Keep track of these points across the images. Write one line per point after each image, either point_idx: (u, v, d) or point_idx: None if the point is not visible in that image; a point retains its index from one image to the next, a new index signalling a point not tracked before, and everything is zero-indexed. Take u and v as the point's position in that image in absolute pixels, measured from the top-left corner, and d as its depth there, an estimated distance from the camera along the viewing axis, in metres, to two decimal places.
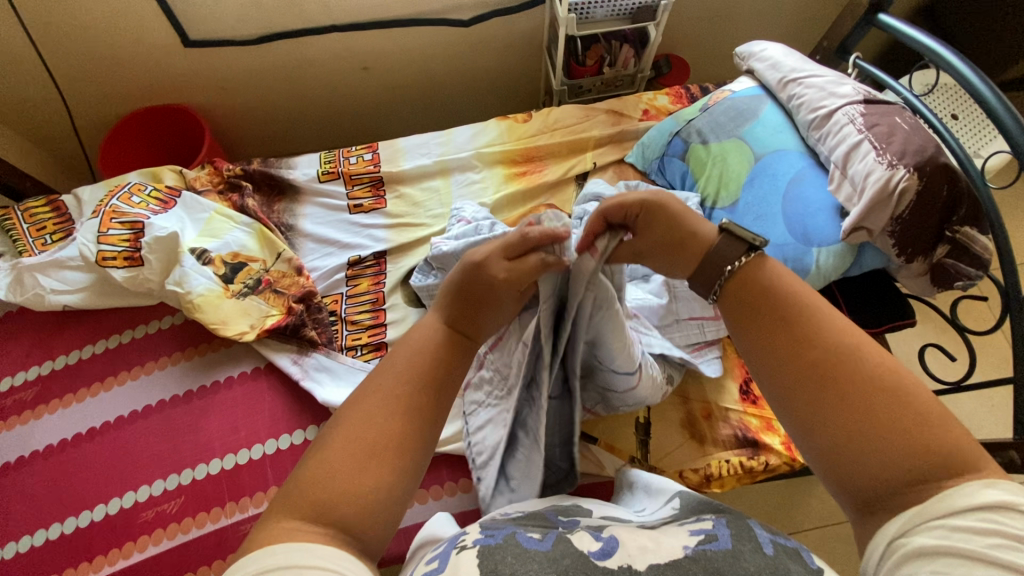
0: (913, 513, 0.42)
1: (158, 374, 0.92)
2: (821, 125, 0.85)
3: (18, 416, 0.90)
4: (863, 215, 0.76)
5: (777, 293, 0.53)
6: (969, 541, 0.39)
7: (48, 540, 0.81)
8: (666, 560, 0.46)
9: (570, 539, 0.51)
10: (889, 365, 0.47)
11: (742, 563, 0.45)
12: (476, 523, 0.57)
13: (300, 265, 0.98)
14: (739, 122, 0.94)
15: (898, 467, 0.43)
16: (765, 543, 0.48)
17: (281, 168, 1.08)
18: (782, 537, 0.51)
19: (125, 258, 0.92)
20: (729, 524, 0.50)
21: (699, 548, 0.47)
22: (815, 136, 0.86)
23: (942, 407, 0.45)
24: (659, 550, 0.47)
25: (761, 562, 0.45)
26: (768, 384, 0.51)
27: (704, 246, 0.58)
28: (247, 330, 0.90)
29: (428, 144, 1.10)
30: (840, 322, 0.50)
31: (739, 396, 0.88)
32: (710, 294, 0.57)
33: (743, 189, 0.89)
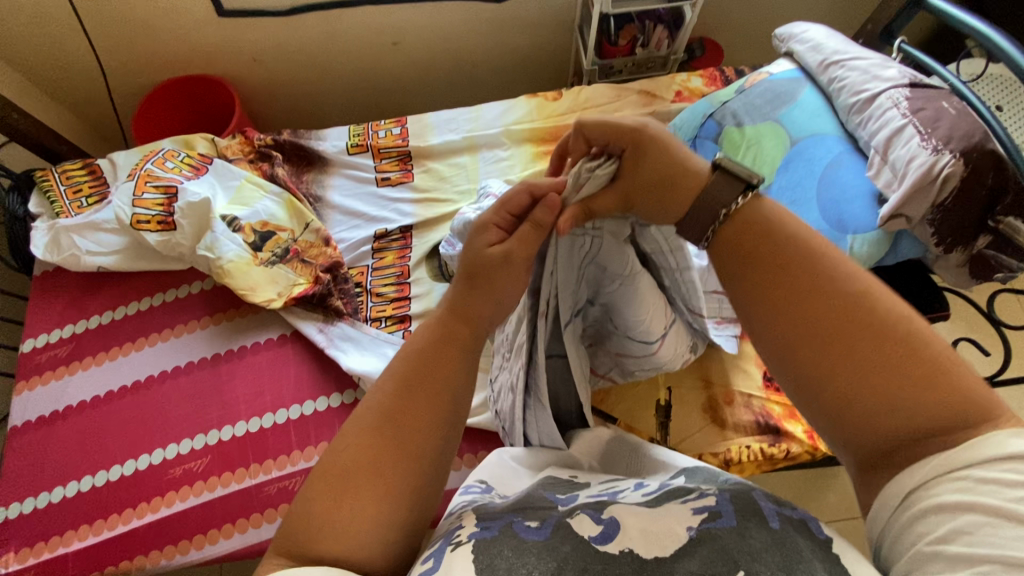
0: (938, 461, 0.39)
1: (187, 337, 0.94)
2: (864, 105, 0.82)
3: (53, 371, 0.93)
4: (902, 202, 0.75)
5: (778, 238, 0.49)
6: (994, 494, 0.36)
7: (80, 491, 0.84)
8: (673, 540, 0.46)
9: (569, 525, 0.51)
10: (899, 312, 0.43)
11: (750, 541, 0.45)
12: (471, 513, 0.56)
13: (328, 236, 0.99)
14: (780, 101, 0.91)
15: (908, 419, 0.40)
16: (771, 517, 0.48)
17: (310, 139, 1.09)
18: (788, 506, 0.50)
19: (159, 222, 0.94)
20: (734, 499, 0.50)
21: (704, 528, 0.47)
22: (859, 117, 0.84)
23: (954, 354, 0.42)
24: (662, 531, 0.47)
25: (767, 538, 0.45)
26: (766, 334, 0.47)
27: (696, 182, 0.54)
28: (274, 298, 0.92)
29: (457, 120, 1.09)
30: (844, 267, 0.46)
31: (763, 382, 0.87)
32: (701, 240, 0.53)
33: (778, 173, 0.87)
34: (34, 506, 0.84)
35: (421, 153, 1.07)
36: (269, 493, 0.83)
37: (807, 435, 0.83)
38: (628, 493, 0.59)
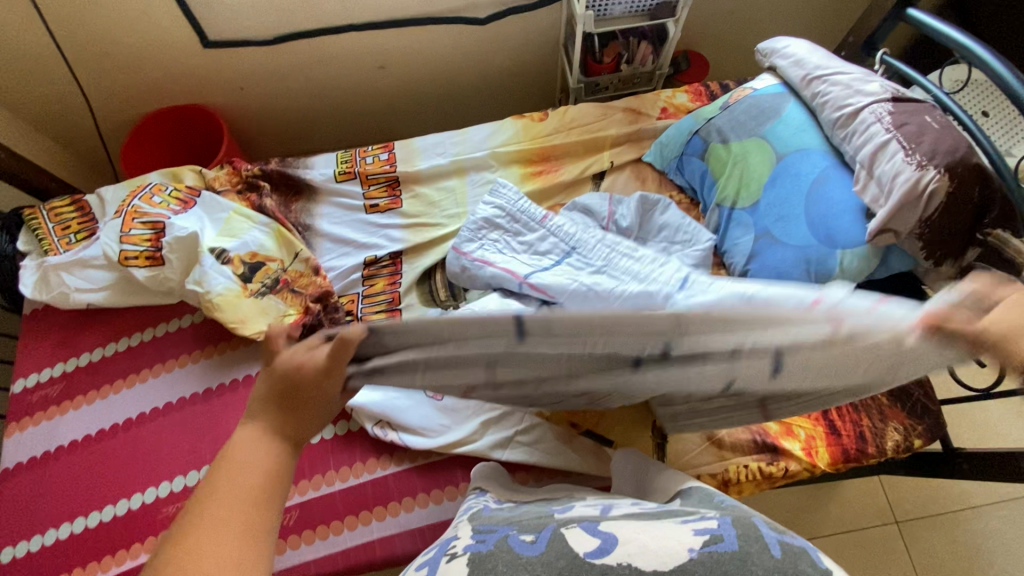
0: None
1: (178, 371, 0.94)
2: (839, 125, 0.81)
3: (44, 411, 0.92)
4: (889, 217, 0.74)
5: None
6: None
7: (73, 533, 0.83)
8: (672, 556, 0.46)
9: (566, 535, 0.52)
10: None
11: (751, 565, 0.45)
12: (469, 528, 0.59)
13: (317, 265, 0.98)
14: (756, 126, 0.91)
15: None
16: (772, 544, 0.48)
17: (298, 168, 1.09)
18: (788, 537, 0.51)
19: (147, 257, 0.93)
20: (735, 524, 0.51)
21: (705, 552, 0.46)
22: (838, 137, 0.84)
23: None
24: (665, 553, 0.46)
25: (770, 564, 0.46)
26: None
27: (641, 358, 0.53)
28: (265, 329, 0.91)
29: (444, 143, 1.09)
30: None
31: None
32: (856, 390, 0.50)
33: (765, 189, 0.88)
34: (25, 550, 0.83)
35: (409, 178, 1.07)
36: None
37: (805, 452, 0.83)
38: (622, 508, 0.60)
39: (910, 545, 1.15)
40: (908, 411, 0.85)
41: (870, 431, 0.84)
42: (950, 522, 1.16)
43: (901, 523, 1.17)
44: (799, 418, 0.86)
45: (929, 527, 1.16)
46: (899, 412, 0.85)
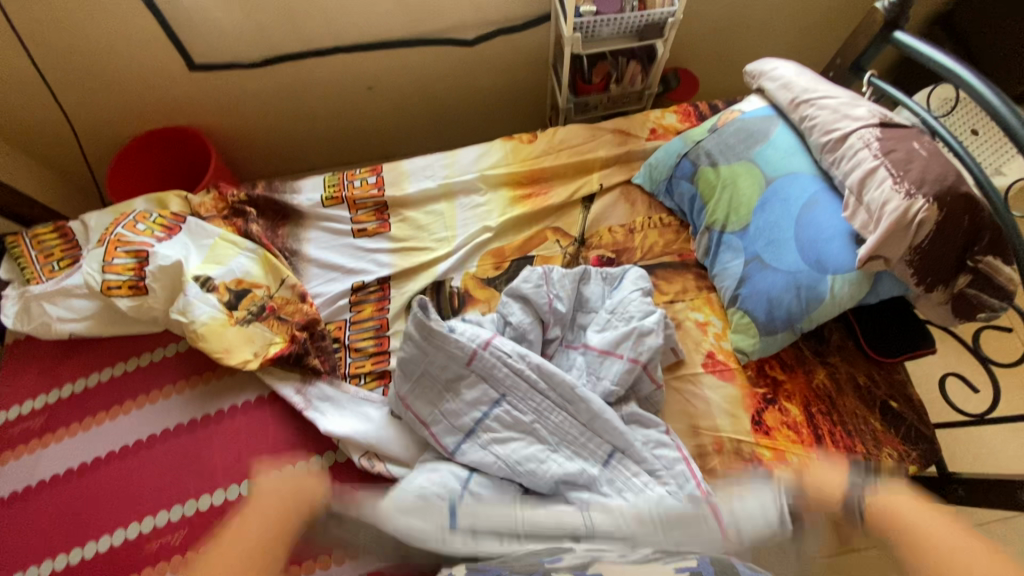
0: None
1: (163, 402, 0.92)
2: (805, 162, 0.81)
3: (25, 445, 0.90)
4: (879, 244, 0.74)
5: None
6: None
7: (51, 572, 0.81)
8: None
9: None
10: None
11: None
12: None
13: (304, 291, 0.97)
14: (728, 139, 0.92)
15: None
16: None
17: (286, 192, 1.08)
18: None
19: (130, 286, 0.92)
20: None
21: None
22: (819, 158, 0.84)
23: None
24: None
25: None
26: None
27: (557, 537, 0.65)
28: (250, 359, 0.90)
29: (432, 166, 1.09)
30: None
31: (751, 427, 0.86)
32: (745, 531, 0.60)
33: (754, 214, 0.87)
34: None
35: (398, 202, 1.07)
36: None
37: None
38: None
39: None
40: (902, 436, 0.84)
41: (864, 458, 0.83)
42: None
43: None
44: (793, 444, 0.84)
45: None
46: (893, 437, 0.84)
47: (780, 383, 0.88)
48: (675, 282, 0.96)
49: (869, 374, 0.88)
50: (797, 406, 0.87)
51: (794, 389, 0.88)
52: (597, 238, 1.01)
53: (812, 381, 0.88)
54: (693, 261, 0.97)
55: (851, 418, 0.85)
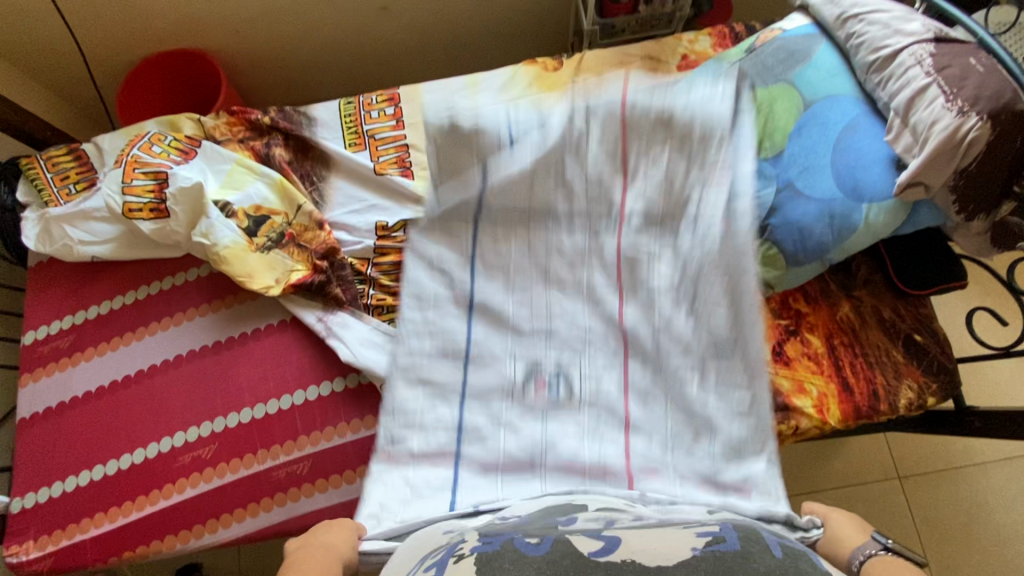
0: None
1: (187, 325, 0.93)
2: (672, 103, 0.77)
3: (56, 362, 0.93)
4: (923, 167, 0.70)
5: None
6: None
7: (92, 480, 0.85)
8: (675, 554, 0.50)
9: (566, 539, 0.56)
10: None
11: (753, 562, 0.49)
12: (476, 531, 0.63)
13: (322, 219, 0.94)
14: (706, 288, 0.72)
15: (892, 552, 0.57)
16: (774, 548, 0.53)
17: (304, 124, 1.03)
18: (792, 543, 0.56)
19: (151, 210, 0.91)
20: (736, 530, 0.56)
21: (708, 549, 0.51)
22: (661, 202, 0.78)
23: None
24: (668, 549, 0.52)
25: (772, 562, 0.50)
26: None
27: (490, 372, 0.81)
28: (273, 284, 0.90)
29: (452, 98, 1.04)
30: None
31: (771, 358, 0.86)
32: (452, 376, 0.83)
33: (790, 139, 0.83)
34: (48, 495, 0.86)
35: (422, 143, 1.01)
36: (279, 477, 0.84)
37: (816, 410, 0.83)
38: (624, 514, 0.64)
39: (911, 498, 1.18)
40: (924, 368, 0.84)
41: (883, 389, 0.83)
42: (951, 477, 1.18)
43: (904, 479, 1.19)
44: (812, 375, 0.85)
45: (931, 482, 1.18)
46: (914, 370, 0.84)
47: (803, 315, 0.88)
48: None
49: (897, 307, 0.87)
50: (819, 337, 0.87)
51: (817, 321, 0.87)
52: None
53: (836, 313, 0.87)
54: None
55: (873, 351, 0.85)
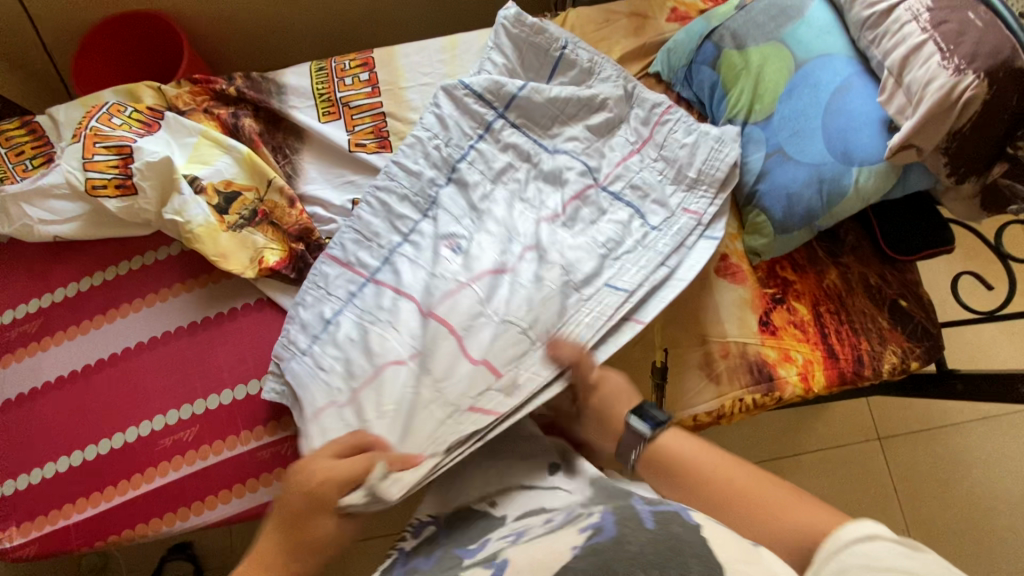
0: None
1: (161, 306, 0.90)
2: (614, 86, 0.90)
3: (25, 347, 0.89)
4: (916, 130, 0.69)
5: None
6: None
7: (72, 466, 0.83)
8: (555, 559, 0.46)
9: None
10: None
11: (626, 545, 0.45)
12: None
13: (294, 196, 0.90)
14: (643, 275, 0.78)
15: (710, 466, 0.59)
16: (647, 519, 0.48)
17: (273, 94, 0.97)
18: (663, 504, 0.52)
19: (117, 185, 0.85)
20: (615, 512, 0.50)
21: (588, 546, 0.46)
22: (554, 274, 0.77)
23: None
24: (549, 559, 0.46)
25: (645, 539, 0.46)
26: None
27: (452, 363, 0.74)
28: (247, 266, 0.86)
29: (430, 62, 0.99)
30: None
31: (758, 327, 0.85)
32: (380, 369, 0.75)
33: (780, 101, 0.82)
34: (27, 482, 0.84)
35: (398, 111, 0.97)
36: (263, 458, 0.82)
37: (800, 378, 0.83)
38: (534, 529, 0.55)
39: (890, 459, 1.21)
40: (908, 333, 0.84)
41: (867, 355, 0.83)
42: (929, 437, 1.22)
43: (884, 440, 1.22)
44: (798, 343, 0.85)
45: (909, 442, 1.22)
46: (898, 335, 0.84)
47: (790, 284, 0.87)
48: None
49: (883, 273, 0.87)
50: (805, 305, 0.86)
51: (804, 289, 0.87)
52: None
53: (822, 281, 0.87)
54: None
55: (859, 318, 0.85)
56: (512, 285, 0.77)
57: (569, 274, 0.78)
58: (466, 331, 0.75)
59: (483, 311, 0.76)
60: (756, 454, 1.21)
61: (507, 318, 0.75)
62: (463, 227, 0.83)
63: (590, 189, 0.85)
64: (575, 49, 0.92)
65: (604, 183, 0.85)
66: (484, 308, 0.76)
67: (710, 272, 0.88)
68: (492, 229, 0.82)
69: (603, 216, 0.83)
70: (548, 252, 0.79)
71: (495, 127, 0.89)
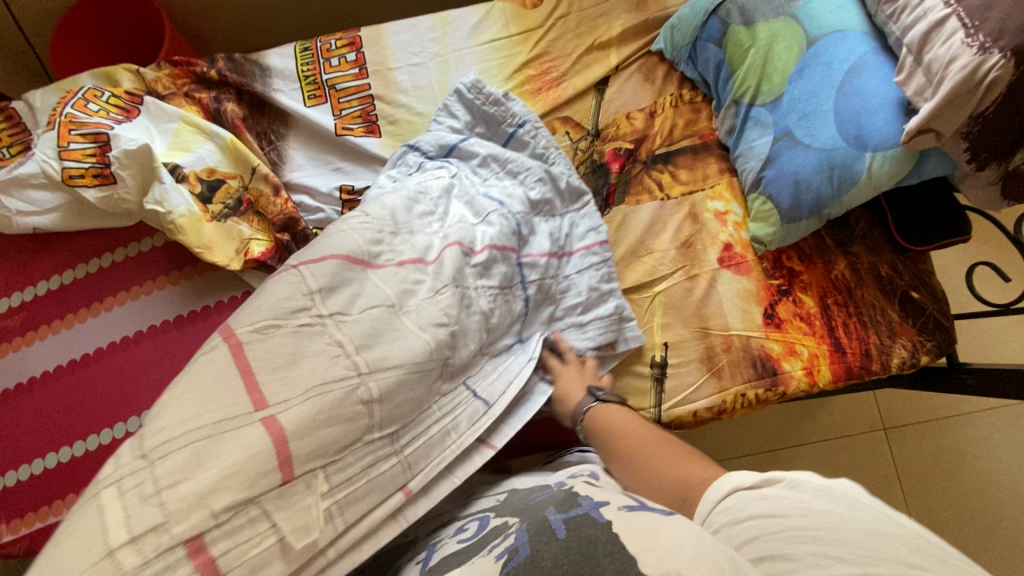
0: None
1: (146, 300, 0.87)
2: (544, 171, 0.79)
3: (11, 342, 0.86)
4: (934, 114, 0.65)
5: None
6: None
7: (56, 463, 0.79)
8: None
9: None
10: None
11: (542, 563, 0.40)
12: None
13: (279, 184, 0.87)
14: (507, 380, 0.66)
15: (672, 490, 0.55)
16: (559, 529, 0.44)
17: (258, 77, 0.93)
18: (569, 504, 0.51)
19: (94, 175, 0.82)
20: (526, 527, 0.47)
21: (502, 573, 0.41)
22: (454, 313, 0.63)
23: None
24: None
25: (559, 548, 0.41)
26: None
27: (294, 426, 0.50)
28: (233, 258, 0.82)
29: (420, 41, 0.94)
30: None
31: (762, 320, 0.82)
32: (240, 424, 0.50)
33: (789, 82, 0.77)
34: (13, 480, 0.80)
35: (388, 94, 0.92)
36: None
37: (805, 372, 0.80)
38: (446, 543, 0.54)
39: (894, 449, 1.19)
40: (919, 326, 0.81)
41: (876, 348, 0.80)
42: (935, 427, 1.19)
43: (889, 430, 1.20)
44: (803, 336, 0.82)
45: (915, 432, 1.19)
46: (909, 328, 0.81)
47: (796, 275, 0.83)
48: (694, 169, 0.87)
49: (894, 263, 0.83)
50: (812, 297, 0.83)
51: (811, 280, 0.83)
52: (614, 128, 0.91)
53: (831, 271, 0.83)
54: (714, 142, 0.88)
55: (868, 310, 0.82)
56: (386, 277, 0.63)
57: (452, 351, 0.62)
58: (296, 327, 0.56)
59: (358, 298, 0.60)
60: (757, 446, 1.19)
61: (368, 307, 0.59)
62: (375, 223, 0.65)
63: (511, 253, 0.71)
64: (533, 131, 0.83)
65: (522, 258, 0.74)
66: (347, 293, 0.59)
67: (712, 262, 0.84)
68: (399, 241, 0.66)
69: (501, 289, 0.69)
70: (464, 291, 0.65)
71: (434, 167, 0.78)
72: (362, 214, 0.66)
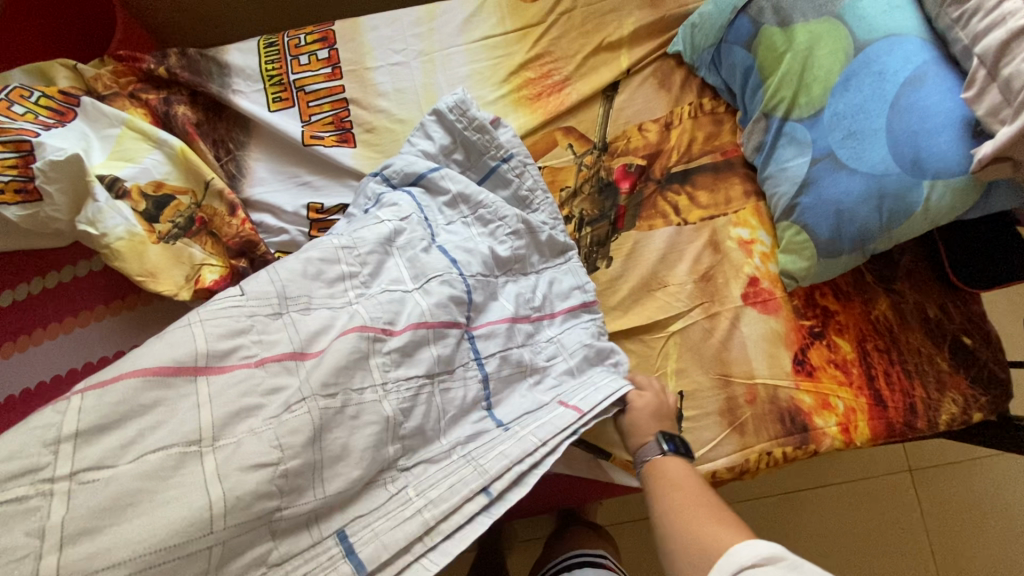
0: None
1: (80, 333, 0.74)
2: (521, 223, 0.67)
3: None
4: (1015, 139, 0.54)
5: None
6: None
7: None
8: None
9: None
10: None
11: None
12: None
13: (236, 202, 0.75)
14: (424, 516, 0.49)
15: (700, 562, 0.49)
16: None
17: (217, 76, 0.81)
18: None
19: (17, 189, 0.69)
20: None
21: None
22: (301, 442, 0.45)
23: None
24: None
25: None
26: None
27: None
28: (182, 287, 0.70)
29: (403, 37, 0.83)
30: None
31: (792, 368, 0.71)
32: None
33: (832, 93, 0.66)
34: None
35: (365, 98, 0.80)
36: None
37: (841, 430, 0.69)
38: None
39: (921, 492, 1.08)
40: (972, 377, 0.70)
41: (922, 403, 0.70)
42: (965, 469, 1.09)
43: (914, 471, 1.10)
44: (838, 386, 0.71)
45: (943, 474, 1.09)
46: (960, 380, 0.70)
47: (831, 315, 0.73)
48: (715, 190, 0.76)
49: (943, 304, 0.73)
50: (849, 341, 0.72)
51: (847, 321, 0.72)
52: (623, 140, 0.79)
53: (870, 312, 0.73)
54: (739, 160, 0.77)
55: (914, 358, 0.71)
56: (225, 386, 0.45)
57: (283, 502, 0.43)
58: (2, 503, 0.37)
59: (143, 437, 0.41)
60: (771, 488, 1.09)
61: (147, 453, 0.40)
62: (252, 307, 0.50)
63: (450, 331, 0.57)
64: (520, 168, 0.73)
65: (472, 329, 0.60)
66: (125, 434, 0.41)
67: (736, 300, 0.73)
68: (277, 326, 0.51)
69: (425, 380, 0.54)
70: (344, 401, 0.48)
71: (391, 204, 0.64)
72: (236, 294, 0.50)
